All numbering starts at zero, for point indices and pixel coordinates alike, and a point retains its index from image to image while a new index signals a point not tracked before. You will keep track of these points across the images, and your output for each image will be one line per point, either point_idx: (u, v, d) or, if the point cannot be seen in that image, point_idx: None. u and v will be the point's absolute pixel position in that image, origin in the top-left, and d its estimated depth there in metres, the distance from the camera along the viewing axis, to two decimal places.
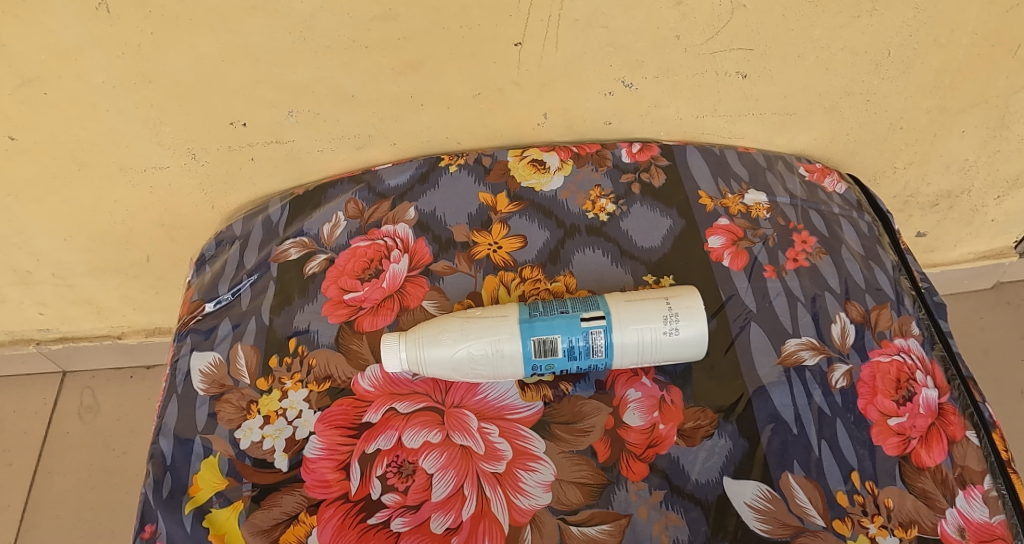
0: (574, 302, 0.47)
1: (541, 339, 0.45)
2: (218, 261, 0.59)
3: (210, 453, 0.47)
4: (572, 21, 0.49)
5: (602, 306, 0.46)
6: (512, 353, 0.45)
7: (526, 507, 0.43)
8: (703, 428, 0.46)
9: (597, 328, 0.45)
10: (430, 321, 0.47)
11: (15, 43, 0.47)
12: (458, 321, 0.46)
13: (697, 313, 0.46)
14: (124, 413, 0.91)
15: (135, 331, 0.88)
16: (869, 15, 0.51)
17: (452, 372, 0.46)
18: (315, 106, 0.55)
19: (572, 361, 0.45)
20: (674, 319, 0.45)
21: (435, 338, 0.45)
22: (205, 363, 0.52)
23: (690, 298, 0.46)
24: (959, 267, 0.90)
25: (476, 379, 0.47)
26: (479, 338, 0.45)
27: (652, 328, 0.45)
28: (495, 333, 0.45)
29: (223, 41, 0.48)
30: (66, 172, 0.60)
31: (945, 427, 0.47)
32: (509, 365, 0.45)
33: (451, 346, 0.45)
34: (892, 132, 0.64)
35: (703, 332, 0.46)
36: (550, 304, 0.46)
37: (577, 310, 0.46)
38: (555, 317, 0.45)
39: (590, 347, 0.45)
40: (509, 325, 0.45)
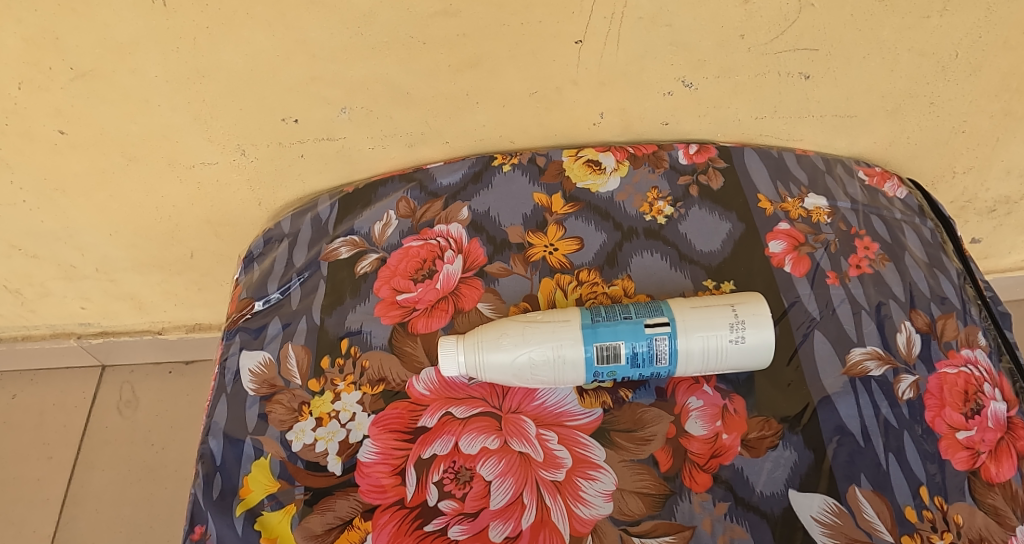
0: (637, 307, 0.45)
1: (604, 345, 0.44)
2: (266, 259, 0.58)
3: (261, 455, 0.47)
4: (636, 18, 0.48)
5: (666, 312, 0.45)
6: (575, 359, 0.44)
7: (587, 517, 0.42)
8: (768, 439, 0.45)
9: (661, 335, 0.44)
10: (489, 325, 0.46)
11: (70, 37, 0.47)
12: (518, 325, 0.45)
13: (764, 321, 0.44)
14: (163, 409, 0.91)
15: (175, 327, 0.88)
16: (940, 15, 0.49)
17: (512, 377, 0.45)
18: (368, 103, 0.54)
19: (634, 368, 0.44)
20: (741, 327, 0.44)
21: (496, 343, 0.44)
22: (255, 363, 0.51)
23: (757, 305, 0.45)
24: (1011, 273, 0.89)
25: (535, 385, 0.46)
26: (541, 343, 0.44)
27: (718, 336, 0.43)
28: (556, 339, 0.44)
29: (279, 36, 0.47)
30: (114, 167, 0.59)
31: (1015, 441, 0.45)
32: (571, 371, 0.44)
33: (511, 351, 0.44)
34: (954, 136, 0.62)
35: (770, 341, 0.44)
36: (613, 309, 0.45)
37: (641, 315, 0.44)
38: (618, 323, 0.44)
39: (654, 354, 0.44)
40: (571, 330, 0.44)
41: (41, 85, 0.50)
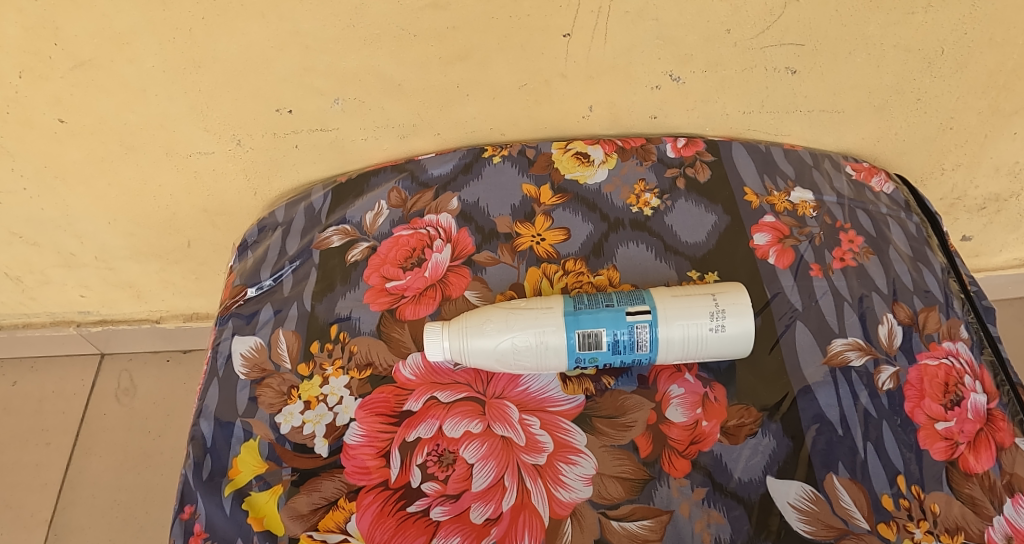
0: (619, 295, 0.46)
1: (586, 332, 0.44)
2: (260, 247, 0.59)
3: (250, 437, 0.48)
4: (622, 12, 0.48)
5: (647, 301, 0.45)
6: (557, 346, 0.44)
7: (567, 500, 0.43)
8: (747, 426, 0.46)
9: (642, 323, 0.44)
10: (474, 311, 0.47)
11: (69, 26, 0.48)
12: (502, 312, 0.45)
13: (744, 310, 0.45)
14: (161, 397, 0.93)
15: (173, 316, 0.89)
16: (925, 11, 0.50)
17: (495, 363, 0.46)
18: (360, 94, 0.55)
19: (616, 355, 0.45)
20: (721, 316, 0.44)
21: (480, 329, 0.45)
22: (246, 347, 0.52)
23: (738, 294, 0.45)
24: (1003, 272, 0.89)
25: (518, 371, 0.46)
26: (524, 329, 0.44)
27: (699, 325, 0.44)
28: (539, 325, 0.44)
29: (273, 27, 0.48)
30: (113, 155, 0.61)
31: (994, 433, 0.46)
32: (553, 357, 0.45)
33: (495, 336, 0.45)
34: (942, 133, 0.63)
35: (750, 330, 0.45)
36: (595, 297, 0.46)
37: (623, 303, 0.45)
38: (600, 311, 0.45)
39: (635, 342, 0.44)
40: (554, 317, 0.45)
41: (41, 74, 0.52)
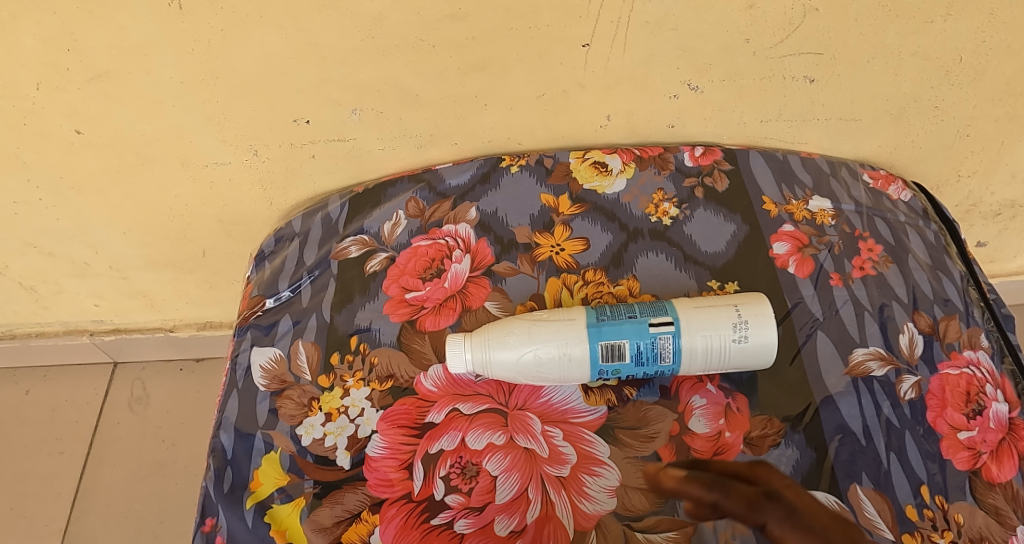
0: (641, 307, 0.46)
1: (609, 344, 0.44)
2: (278, 258, 0.59)
3: (271, 449, 0.48)
4: (642, 22, 0.48)
5: (670, 312, 0.45)
6: (580, 358, 0.44)
7: (591, 512, 0.43)
8: (770, 437, 0.45)
9: (665, 334, 0.44)
10: (496, 323, 0.46)
11: (88, 39, 0.48)
12: (525, 324, 0.45)
13: (767, 321, 0.45)
14: (174, 406, 0.92)
15: (187, 325, 0.89)
16: (944, 20, 0.50)
17: (518, 375, 0.45)
18: (378, 104, 0.55)
19: (639, 367, 0.45)
20: (744, 326, 0.44)
21: (503, 341, 0.45)
22: (266, 359, 0.52)
23: (760, 305, 0.45)
24: (1016, 277, 0.89)
25: (540, 383, 0.46)
26: (547, 342, 0.44)
27: (722, 336, 0.44)
28: (562, 337, 0.44)
29: (291, 39, 0.48)
30: (129, 166, 0.61)
31: (1016, 442, 0.46)
32: (576, 369, 0.45)
33: (519, 348, 0.45)
34: (959, 140, 0.63)
35: (773, 341, 0.45)
36: (618, 308, 0.46)
37: (645, 315, 0.45)
38: (623, 322, 0.45)
39: (657, 353, 0.44)
40: (577, 329, 0.45)
41: (59, 86, 0.52)
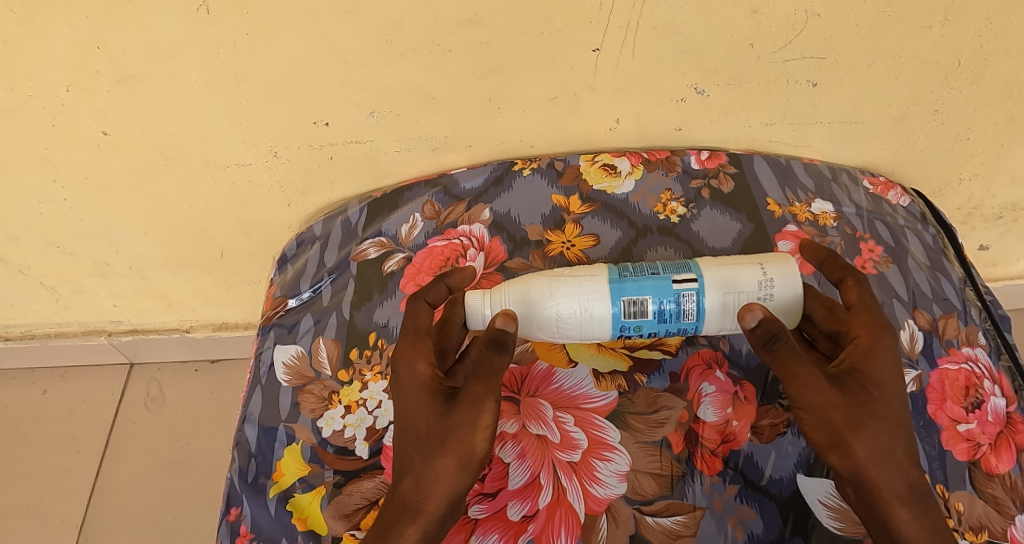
0: (663, 262, 0.43)
1: (632, 300, 0.41)
2: (300, 260, 0.60)
3: (293, 441, 0.49)
4: (650, 27, 0.50)
5: (694, 269, 0.42)
6: (602, 315, 0.42)
7: (602, 496, 0.44)
8: (777, 425, 0.46)
9: (689, 291, 0.41)
10: (516, 279, 0.45)
11: (118, 42, 0.49)
12: (546, 280, 0.43)
13: (793, 279, 0.43)
14: (189, 405, 0.94)
15: (203, 325, 0.90)
16: (942, 25, 0.51)
17: (538, 331, 0.44)
18: (395, 107, 0.56)
19: (661, 324, 0.42)
20: (770, 284, 0.42)
21: (522, 297, 0.43)
22: (289, 355, 0.53)
23: (787, 262, 0.43)
24: (1018, 280, 0.91)
25: (560, 340, 0.44)
26: (568, 297, 0.42)
27: (748, 293, 0.42)
28: (583, 293, 0.42)
29: (312, 42, 0.50)
30: (152, 167, 0.62)
31: (1014, 434, 0.48)
32: (597, 327, 0.42)
33: (537, 304, 0.43)
34: (959, 143, 0.64)
35: (799, 300, 0.43)
36: (639, 264, 0.43)
37: (668, 271, 0.42)
38: (645, 278, 0.42)
39: (681, 311, 0.42)
40: (599, 285, 0.42)
41: (88, 87, 0.53)
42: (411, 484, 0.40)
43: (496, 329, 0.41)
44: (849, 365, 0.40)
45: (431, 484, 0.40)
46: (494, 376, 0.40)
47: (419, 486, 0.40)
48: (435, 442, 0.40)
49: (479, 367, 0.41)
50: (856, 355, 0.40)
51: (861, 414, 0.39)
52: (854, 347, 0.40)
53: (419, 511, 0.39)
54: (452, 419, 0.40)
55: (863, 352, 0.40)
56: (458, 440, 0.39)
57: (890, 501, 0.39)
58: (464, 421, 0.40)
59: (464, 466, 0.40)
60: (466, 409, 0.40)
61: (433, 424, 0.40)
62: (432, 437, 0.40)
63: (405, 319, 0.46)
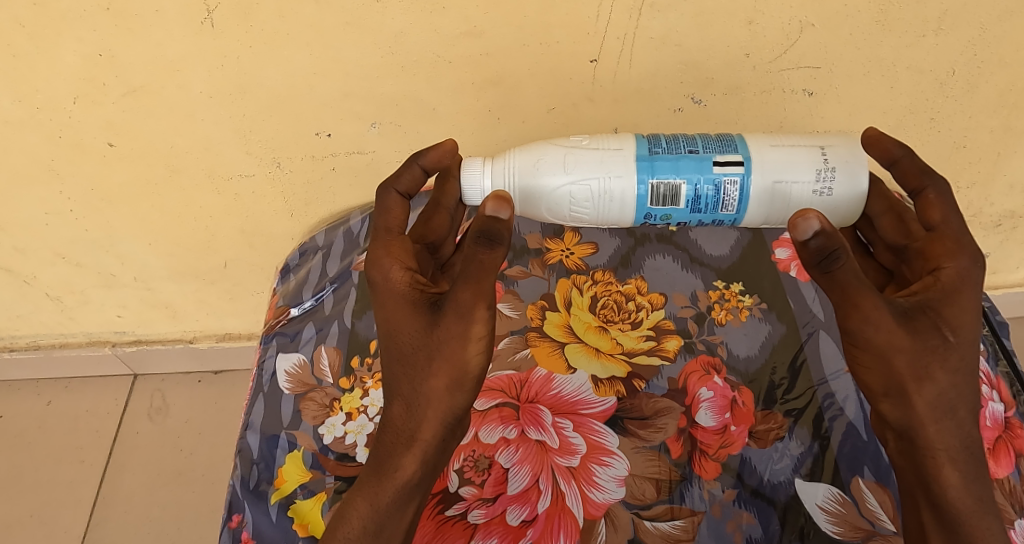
0: (706, 142, 0.40)
1: (662, 181, 0.39)
2: (302, 270, 0.60)
3: (295, 447, 0.49)
4: (647, 38, 0.51)
5: (741, 150, 0.40)
6: (622, 195, 0.39)
7: (600, 500, 0.44)
8: (775, 430, 0.46)
9: (733, 178, 0.39)
10: (525, 148, 0.42)
11: (125, 55, 0.51)
12: (561, 152, 0.41)
13: (856, 169, 0.40)
14: (192, 417, 0.94)
15: (206, 336, 0.91)
16: (935, 34, 0.52)
17: (546, 210, 0.41)
18: (397, 118, 0.57)
19: (693, 215, 0.40)
20: (831, 174, 0.40)
21: (531, 169, 0.41)
22: (290, 364, 0.53)
23: (852, 150, 0.41)
24: (1019, 289, 0.91)
25: (571, 223, 0.42)
26: (586, 173, 0.40)
27: (803, 186, 0.40)
28: (605, 170, 0.39)
29: (316, 54, 0.51)
30: (158, 178, 0.63)
31: (1013, 440, 0.48)
32: (616, 208, 0.40)
33: (552, 181, 0.40)
34: (956, 151, 0.65)
35: (862, 194, 0.40)
36: (677, 142, 0.40)
37: (710, 152, 0.39)
38: (681, 157, 0.39)
39: (720, 201, 0.39)
40: (623, 161, 0.39)
41: (95, 99, 0.54)
42: (402, 410, 0.39)
43: (484, 215, 0.37)
44: (924, 303, 0.38)
45: (423, 409, 0.39)
46: (482, 279, 0.37)
47: (410, 413, 0.39)
48: (423, 359, 0.38)
49: (465, 272, 0.37)
50: (935, 294, 0.38)
51: (930, 362, 0.37)
52: (932, 282, 0.39)
53: (414, 439, 0.39)
54: (439, 335, 0.37)
55: (944, 290, 0.38)
56: (447, 357, 0.38)
57: (941, 463, 0.38)
58: (452, 338, 0.37)
59: (456, 386, 0.39)
60: (452, 324, 0.37)
61: (418, 341, 0.38)
62: (418, 357, 0.38)
63: (377, 216, 0.42)
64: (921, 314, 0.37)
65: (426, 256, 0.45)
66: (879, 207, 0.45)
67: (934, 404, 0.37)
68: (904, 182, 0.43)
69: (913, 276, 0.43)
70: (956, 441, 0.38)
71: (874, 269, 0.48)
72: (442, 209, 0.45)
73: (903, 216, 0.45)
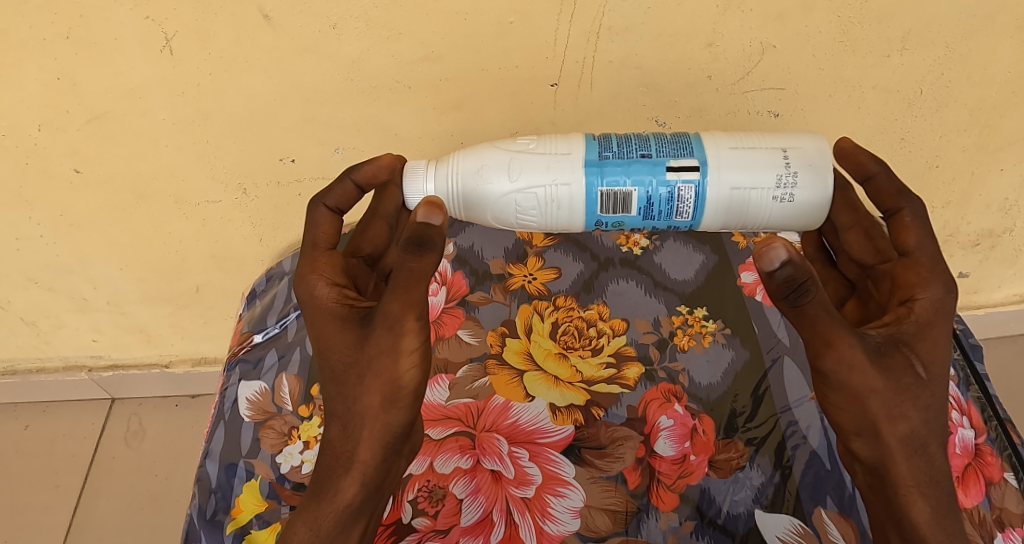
0: (660, 146, 0.39)
1: (610, 186, 0.39)
2: (268, 296, 0.60)
3: (252, 477, 0.49)
4: (606, 62, 0.51)
5: (698, 154, 0.39)
6: (569, 203, 0.40)
7: (554, 533, 0.43)
8: (735, 460, 0.45)
9: (688, 184, 0.38)
10: (470, 152, 0.42)
11: (86, 82, 0.51)
12: (505, 156, 0.41)
13: (820, 173, 0.39)
14: (168, 442, 0.94)
15: (182, 361, 0.91)
16: (900, 54, 0.52)
17: (493, 216, 0.42)
18: (360, 143, 0.57)
19: (646, 220, 0.40)
20: (792, 178, 0.39)
21: (475, 174, 0.41)
22: (252, 392, 0.53)
23: (817, 152, 0.40)
24: (1003, 308, 0.90)
25: (521, 229, 0.43)
26: (531, 180, 0.40)
27: (763, 191, 0.39)
28: (550, 176, 0.39)
29: (275, 80, 0.51)
30: (125, 204, 0.63)
31: (983, 467, 0.47)
32: (565, 215, 0.40)
33: (497, 187, 0.40)
34: (929, 171, 0.64)
35: (826, 197, 0.40)
36: (628, 145, 0.39)
37: (663, 156, 0.38)
38: (633, 162, 0.38)
39: (676, 209, 0.39)
40: (570, 166, 0.39)
41: (60, 126, 0.55)
42: (339, 432, 0.39)
43: (416, 223, 0.39)
44: (897, 337, 0.37)
45: (359, 429, 0.39)
46: (412, 287, 0.38)
47: (346, 434, 0.39)
48: (353, 377, 0.38)
49: (393, 284, 0.38)
50: (908, 326, 0.37)
51: (900, 408, 0.36)
52: (907, 311, 0.38)
53: (352, 461, 0.39)
54: (368, 350, 0.38)
55: (917, 323, 0.37)
56: (378, 373, 0.38)
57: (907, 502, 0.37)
58: (382, 352, 0.38)
59: (391, 401, 0.39)
60: (383, 335, 0.38)
61: (348, 357, 0.38)
62: (350, 374, 0.38)
63: (304, 231, 0.43)
64: (894, 349, 0.36)
65: (362, 267, 0.46)
66: (848, 220, 0.46)
67: (905, 441, 0.36)
68: (880, 201, 0.42)
69: (880, 298, 0.43)
70: (923, 476, 0.36)
71: (835, 280, 0.49)
72: (378, 219, 0.46)
73: (869, 233, 0.45)
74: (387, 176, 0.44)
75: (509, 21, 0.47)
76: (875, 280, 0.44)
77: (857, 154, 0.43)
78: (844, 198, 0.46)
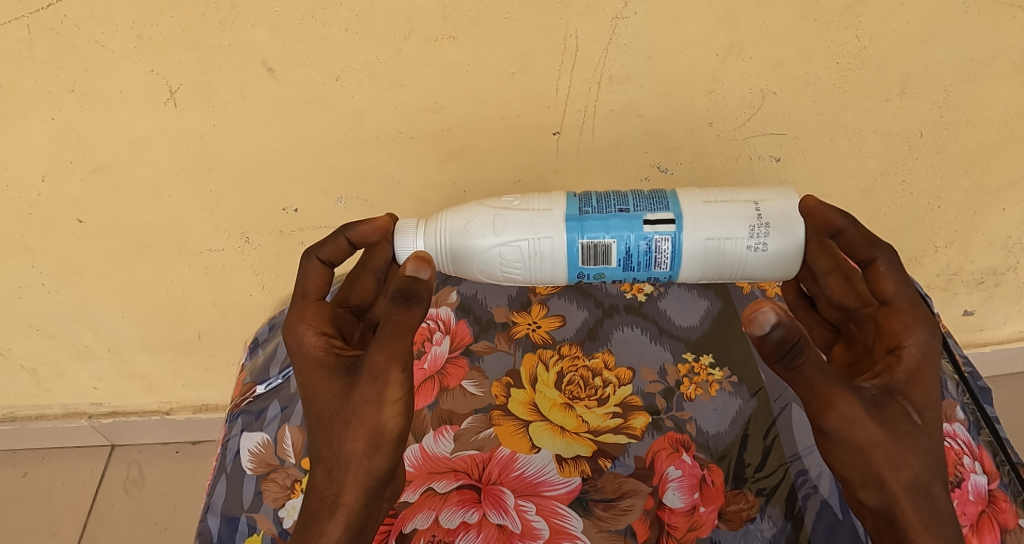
0: (637, 200, 0.40)
1: (591, 240, 0.39)
2: (271, 344, 0.60)
3: (254, 532, 0.48)
4: (607, 110, 0.51)
5: (673, 207, 0.39)
6: (553, 256, 0.40)
7: None
8: (745, 511, 0.45)
9: (665, 235, 0.39)
10: (456, 210, 0.43)
11: (91, 135, 0.51)
12: (490, 213, 0.41)
13: (786, 227, 0.41)
14: (168, 490, 0.93)
15: (184, 407, 0.91)
16: (899, 98, 0.52)
17: (479, 271, 0.42)
18: (363, 193, 0.58)
19: (627, 272, 0.40)
20: (764, 230, 0.40)
21: (460, 231, 0.41)
22: (254, 444, 0.52)
23: (785, 204, 0.41)
24: (1009, 345, 0.89)
25: (506, 282, 0.43)
26: (515, 235, 0.40)
27: (736, 241, 0.39)
28: (533, 232, 0.40)
29: (277, 131, 0.52)
30: (127, 252, 0.64)
31: (997, 514, 0.46)
32: (549, 267, 0.40)
33: (483, 242, 0.41)
34: (931, 211, 0.65)
35: (795, 247, 0.41)
36: (607, 200, 0.40)
37: (641, 210, 0.39)
38: (611, 217, 0.39)
39: (654, 260, 0.39)
40: (552, 221, 0.40)
41: (63, 177, 0.55)
42: (323, 476, 0.39)
43: (405, 275, 0.39)
44: (890, 386, 0.36)
45: (343, 473, 0.38)
46: (397, 339, 0.37)
47: (331, 478, 0.38)
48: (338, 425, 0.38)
49: (379, 334, 0.37)
50: (899, 375, 0.37)
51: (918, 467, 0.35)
52: (893, 360, 0.38)
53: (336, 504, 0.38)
54: (353, 399, 0.38)
55: (908, 369, 0.37)
56: (362, 421, 0.38)
57: None
58: (367, 399, 0.37)
59: (374, 447, 0.38)
60: (367, 385, 0.37)
61: (335, 405, 0.38)
62: (336, 420, 0.38)
63: (297, 282, 0.43)
64: (890, 400, 0.36)
65: (349, 317, 0.45)
66: (827, 266, 0.43)
67: (911, 488, 0.35)
68: (852, 252, 0.42)
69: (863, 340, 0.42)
70: (931, 517, 0.36)
71: (819, 324, 0.48)
72: (367, 273, 0.45)
73: (849, 276, 0.43)
74: (380, 237, 0.45)
75: (511, 72, 0.48)
76: (857, 323, 0.43)
77: (833, 207, 0.41)
78: (820, 244, 0.42)
